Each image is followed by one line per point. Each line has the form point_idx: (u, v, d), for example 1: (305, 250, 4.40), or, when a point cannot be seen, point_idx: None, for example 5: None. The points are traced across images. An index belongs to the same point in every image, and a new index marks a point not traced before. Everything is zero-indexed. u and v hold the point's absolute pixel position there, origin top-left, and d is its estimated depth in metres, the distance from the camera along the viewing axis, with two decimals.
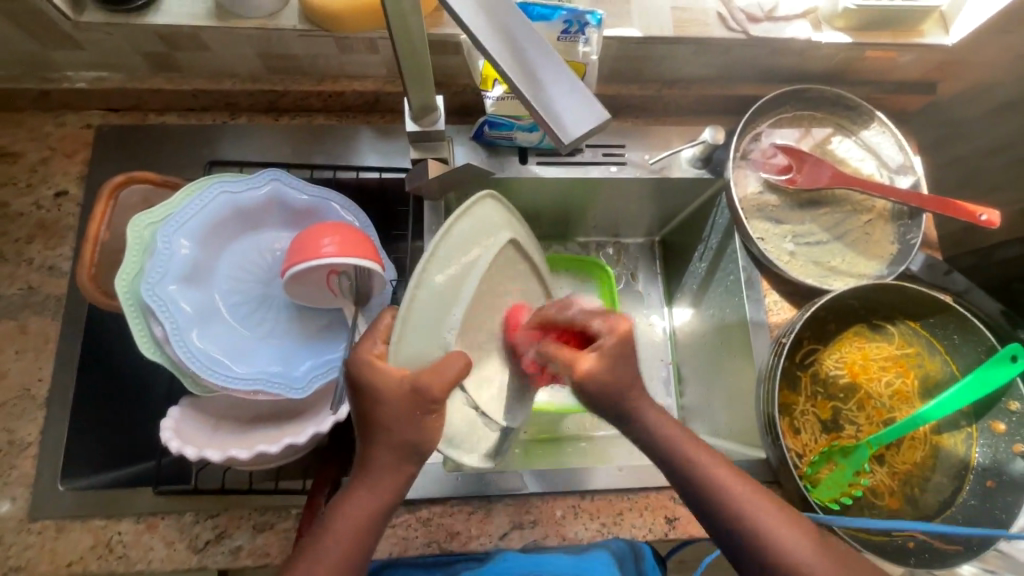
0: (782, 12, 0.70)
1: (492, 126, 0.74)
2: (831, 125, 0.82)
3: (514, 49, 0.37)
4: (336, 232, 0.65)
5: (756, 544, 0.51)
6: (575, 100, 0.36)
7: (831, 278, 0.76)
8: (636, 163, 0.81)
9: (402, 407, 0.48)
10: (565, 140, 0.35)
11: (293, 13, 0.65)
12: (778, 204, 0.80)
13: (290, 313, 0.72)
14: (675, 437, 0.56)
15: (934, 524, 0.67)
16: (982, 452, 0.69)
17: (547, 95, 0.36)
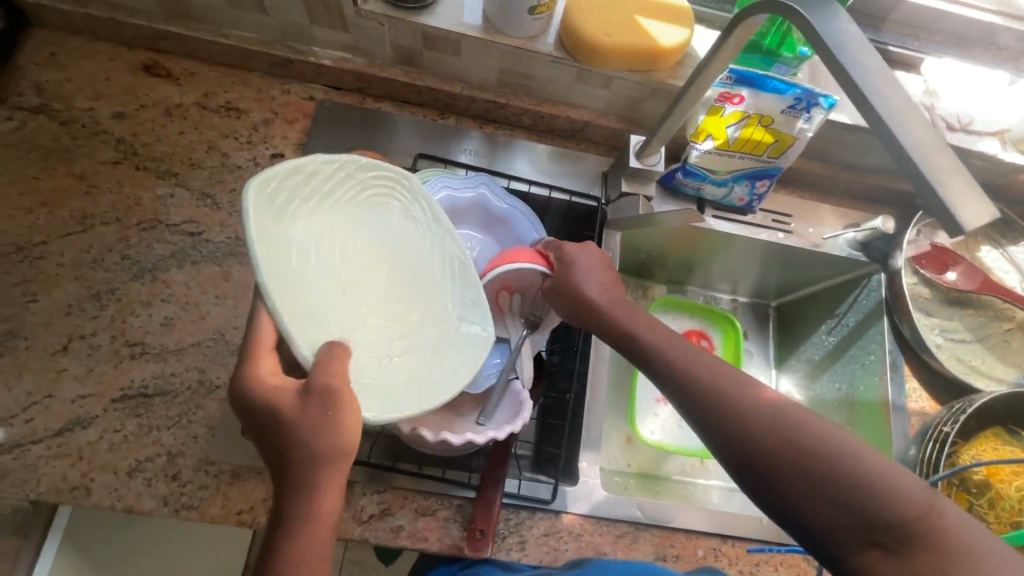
0: (978, 127, 0.76)
1: (687, 173, 0.79)
2: (982, 236, 0.88)
3: (906, 126, 0.39)
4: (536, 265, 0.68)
5: (824, 490, 0.44)
6: (969, 192, 0.38)
7: (973, 376, 0.81)
8: (800, 233, 0.87)
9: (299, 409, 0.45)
10: (964, 227, 0.37)
11: (550, 40, 0.71)
12: (928, 296, 0.85)
13: None
14: (710, 391, 0.51)
15: None
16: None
17: (944, 185, 0.38)
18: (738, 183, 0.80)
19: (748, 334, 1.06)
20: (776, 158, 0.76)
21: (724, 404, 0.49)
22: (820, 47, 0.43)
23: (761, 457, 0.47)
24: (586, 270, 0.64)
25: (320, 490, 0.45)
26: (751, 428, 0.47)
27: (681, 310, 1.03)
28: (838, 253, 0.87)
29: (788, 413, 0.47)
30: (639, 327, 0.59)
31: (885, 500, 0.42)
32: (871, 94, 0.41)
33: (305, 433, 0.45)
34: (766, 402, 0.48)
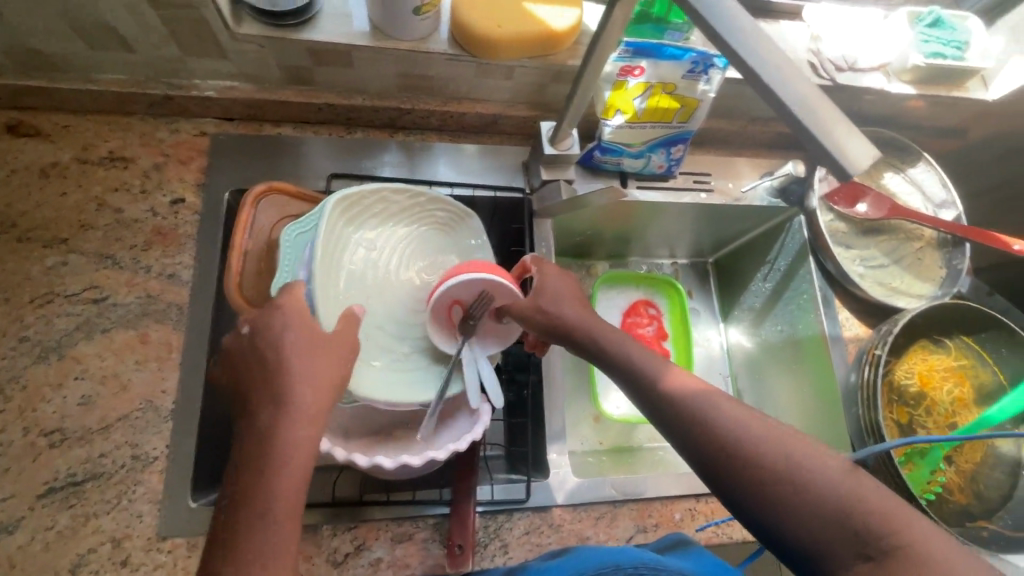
0: (861, 64, 0.80)
1: (604, 151, 0.80)
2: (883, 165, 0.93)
3: (785, 80, 0.40)
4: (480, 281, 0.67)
5: (778, 491, 0.48)
6: (852, 137, 0.39)
7: (896, 296, 0.86)
8: (720, 189, 0.90)
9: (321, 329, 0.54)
10: (852, 173, 0.38)
11: (442, 38, 0.69)
12: (845, 230, 0.89)
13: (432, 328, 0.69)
14: (680, 394, 0.55)
15: (1001, 516, 0.76)
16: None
17: (829, 136, 0.39)
18: (654, 152, 0.82)
19: (693, 294, 1.11)
20: (685, 122, 0.78)
21: (710, 425, 0.52)
22: (696, 14, 0.43)
23: (724, 459, 0.51)
24: (562, 292, 0.65)
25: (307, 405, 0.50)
26: (716, 432, 0.52)
27: (624, 283, 1.05)
28: (760, 203, 0.90)
29: (771, 434, 0.51)
30: (622, 351, 0.60)
31: (834, 499, 0.47)
32: (750, 54, 0.41)
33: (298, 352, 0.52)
34: (749, 422, 0.52)
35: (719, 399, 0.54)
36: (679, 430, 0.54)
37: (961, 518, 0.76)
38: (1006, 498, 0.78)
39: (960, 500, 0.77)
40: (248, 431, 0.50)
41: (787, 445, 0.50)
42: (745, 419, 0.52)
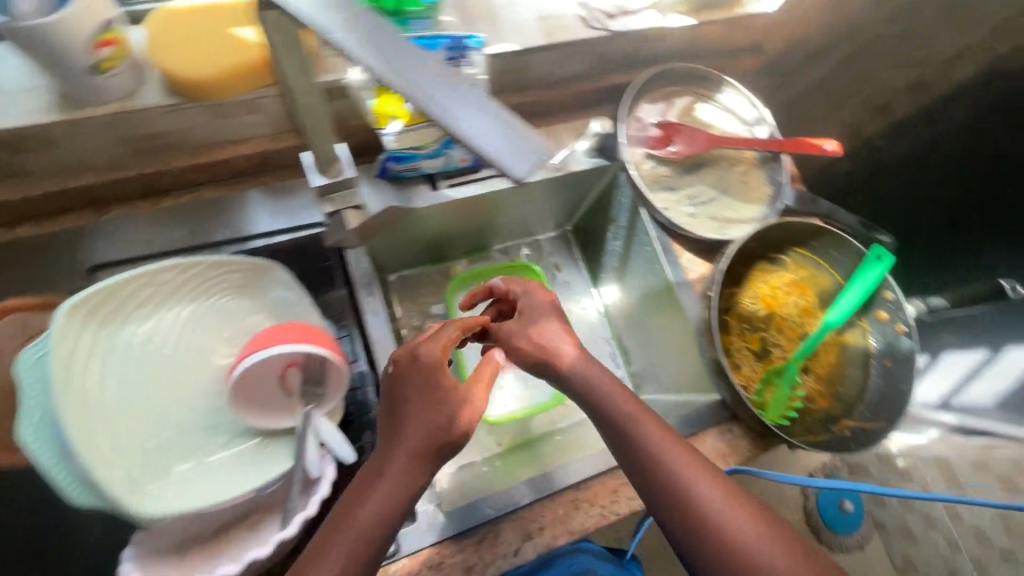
0: (630, 6, 0.78)
1: (396, 161, 0.74)
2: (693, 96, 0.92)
3: (449, 105, 0.44)
4: (292, 333, 0.65)
5: (687, 508, 0.58)
6: (515, 142, 0.45)
7: (729, 227, 0.87)
8: (538, 164, 0.85)
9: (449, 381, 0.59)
10: (522, 176, 0.44)
11: (154, 90, 0.61)
12: (669, 173, 0.89)
13: (266, 399, 0.66)
14: (633, 414, 0.64)
15: (862, 410, 0.79)
16: (879, 342, 0.82)
17: (494, 141, 0.44)
18: (451, 148, 0.76)
19: (560, 267, 1.10)
20: None
21: (661, 462, 0.60)
22: (334, 46, 0.43)
23: (648, 472, 0.60)
24: (535, 318, 0.72)
25: (371, 496, 0.54)
26: (646, 454, 0.61)
27: (482, 278, 1.02)
28: (583, 167, 0.86)
29: (703, 471, 0.60)
30: (597, 386, 0.67)
31: (726, 528, 0.56)
32: (415, 84, 0.44)
33: (453, 400, 0.58)
34: (692, 461, 0.60)
35: (674, 441, 0.62)
36: (618, 445, 0.63)
37: (826, 424, 0.79)
38: (863, 391, 0.81)
39: (823, 406, 0.81)
40: (335, 517, 0.54)
41: (700, 478, 0.59)
42: (674, 449, 0.61)
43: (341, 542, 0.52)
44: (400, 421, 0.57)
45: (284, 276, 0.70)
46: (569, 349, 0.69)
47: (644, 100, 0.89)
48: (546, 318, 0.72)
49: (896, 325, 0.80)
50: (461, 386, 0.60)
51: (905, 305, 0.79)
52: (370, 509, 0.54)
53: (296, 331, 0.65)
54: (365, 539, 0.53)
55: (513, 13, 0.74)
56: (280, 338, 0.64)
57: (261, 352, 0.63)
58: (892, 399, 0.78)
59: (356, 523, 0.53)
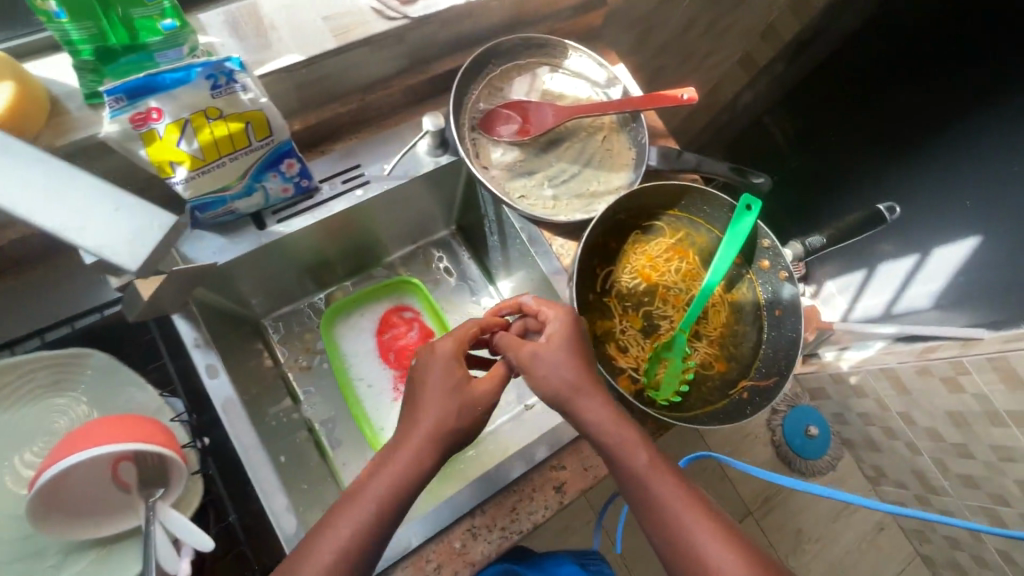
0: None
1: (201, 209, 0.67)
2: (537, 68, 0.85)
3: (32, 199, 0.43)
4: (109, 434, 0.56)
5: (668, 524, 0.54)
6: (127, 234, 0.46)
7: (595, 202, 0.81)
8: (379, 176, 0.78)
9: (442, 388, 0.58)
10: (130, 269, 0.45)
11: None
12: (522, 157, 0.82)
13: (95, 501, 0.59)
14: (612, 426, 0.58)
15: (758, 367, 0.76)
16: (767, 291, 0.78)
17: (95, 234, 0.44)
18: (264, 180, 0.69)
19: (452, 270, 1.05)
20: (269, 136, 0.65)
21: (647, 486, 0.55)
22: None
23: (633, 478, 0.56)
24: (571, 339, 0.63)
25: (346, 519, 0.51)
26: (629, 466, 0.57)
27: (364, 302, 0.96)
28: (427, 168, 0.80)
29: (693, 501, 0.55)
30: (577, 400, 0.60)
31: (710, 554, 0.52)
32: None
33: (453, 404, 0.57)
34: (679, 487, 0.56)
35: (658, 458, 0.57)
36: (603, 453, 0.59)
37: (724, 389, 0.76)
38: (757, 345, 0.77)
39: (719, 371, 0.77)
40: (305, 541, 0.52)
41: (683, 501, 0.55)
42: (658, 468, 0.56)
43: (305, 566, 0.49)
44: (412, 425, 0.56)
45: (99, 359, 0.65)
46: (571, 370, 0.61)
47: (480, 83, 0.82)
48: (570, 341, 0.63)
49: (779, 273, 0.76)
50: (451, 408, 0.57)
51: (784, 250, 0.76)
52: (343, 532, 0.51)
53: (113, 432, 0.56)
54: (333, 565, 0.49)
55: (293, 19, 0.66)
56: (93, 442, 0.55)
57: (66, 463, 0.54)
58: (781, 352, 0.75)
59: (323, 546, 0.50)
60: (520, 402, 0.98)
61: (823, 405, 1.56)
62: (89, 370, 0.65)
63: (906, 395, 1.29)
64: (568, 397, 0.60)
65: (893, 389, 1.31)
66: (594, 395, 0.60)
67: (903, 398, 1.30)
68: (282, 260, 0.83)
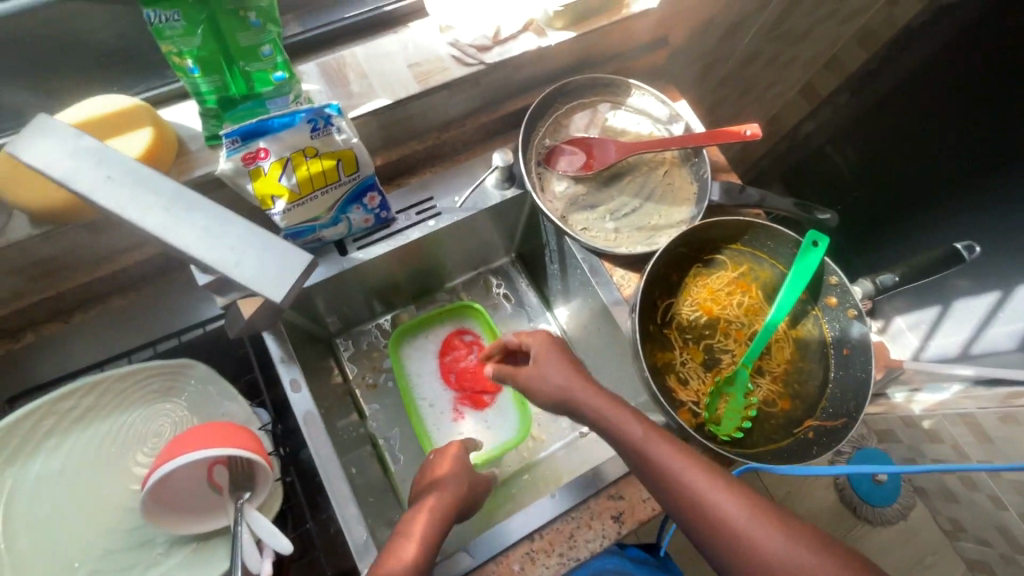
0: (504, 33, 0.75)
1: (293, 237, 0.74)
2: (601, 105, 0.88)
3: (188, 222, 0.41)
4: (206, 437, 0.62)
5: (698, 511, 0.55)
6: (277, 261, 0.41)
7: (656, 235, 0.83)
8: (450, 208, 0.83)
9: (454, 467, 0.74)
10: (277, 298, 0.40)
11: (20, 221, 0.61)
12: (585, 191, 0.85)
13: (193, 500, 0.65)
14: (626, 426, 0.62)
15: (824, 407, 0.74)
16: (835, 330, 0.76)
17: (242, 268, 0.41)
18: (349, 212, 0.76)
19: (510, 296, 1.08)
20: (356, 171, 0.72)
21: (668, 469, 0.58)
22: (55, 181, 0.41)
23: (651, 476, 0.59)
24: (552, 364, 0.71)
25: (399, 544, 0.62)
26: (651, 455, 0.60)
27: (427, 325, 1.00)
28: (495, 200, 0.85)
29: (715, 477, 0.56)
30: (578, 398, 0.67)
31: (744, 536, 0.53)
32: (144, 214, 0.41)
33: (456, 475, 0.73)
34: (697, 466, 0.57)
35: (666, 441, 0.60)
36: (623, 450, 0.62)
37: (788, 428, 0.75)
38: (824, 385, 0.75)
39: (783, 408, 0.76)
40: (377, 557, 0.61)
41: (707, 485, 0.56)
42: (678, 455, 0.59)
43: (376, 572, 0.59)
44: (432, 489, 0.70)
45: (200, 369, 0.71)
46: (564, 382, 0.69)
47: (547, 121, 0.86)
48: (550, 357, 0.72)
49: (847, 310, 0.75)
50: (455, 475, 0.73)
51: (853, 288, 0.75)
52: (401, 553, 0.60)
53: (210, 438, 0.62)
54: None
55: (382, 67, 0.72)
56: (193, 444, 0.61)
57: (173, 461, 0.60)
58: (851, 394, 0.73)
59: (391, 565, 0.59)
60: (574, 428, 0.99)
61: None
62: (191, 379, 0.71)
63: None
64: (569, 403, 0.68)
65: None
66: (585, 396, 0.67)
67: None
68: (357, 284, 0.90)
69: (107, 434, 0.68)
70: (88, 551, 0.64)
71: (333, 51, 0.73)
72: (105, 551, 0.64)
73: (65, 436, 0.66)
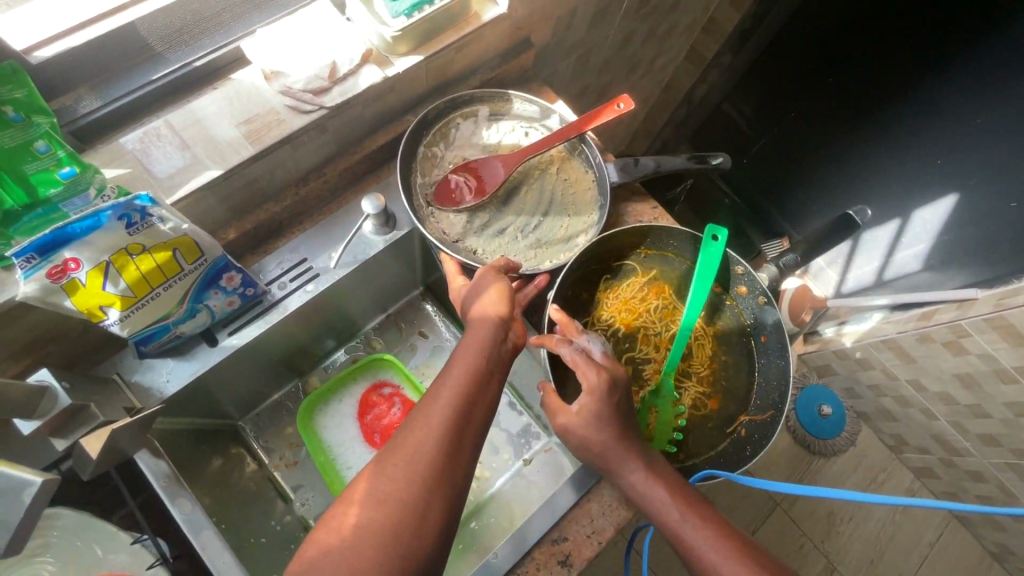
0: (342, 69, 0.67)
1: (145, 342, 0.65)
2: (470, 123, 0.81)
3: None
4: None
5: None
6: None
7: (573, 236, 0.77)
8: (329, 266, 0.76)
9: (490, 322, 0.63)
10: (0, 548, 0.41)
11: None
12: (487, 218, 0.79)
13: None
14: (647, 481, 0.60)
15: (754, 400, 0.74)
16: (750, 320, 0.76)
17: None
18: (206, 298, 0.67)
19: (427, 331, 1.01)
20: (201, 257, 0.63)
21: (681, 537, 0.57)
22: None
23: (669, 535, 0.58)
24: (587, 432, 0.61)
25: (379, 479, 0.49)
26: (666, 514, 0.58)
27: (342, 386, 0.94)
28: (377, 248, 0.78)
29: (739, 557, 0.53)
30: (621, 467, 0.61)
31: None
32: None
33: (489, 333, 0.62)
34: (718, 536, 0.56)
35: (692, 506, 0.58)
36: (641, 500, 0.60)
37: (722, 426, 0.74)
38: (750, 375, 0.75)
39: (713, 409, 0.75)
40: (348, 496, 0.49)
41: (713, 552, 0.54)
42: (694, 519, 0.57)
43: (347, 519, 0.47)
44: (460, 382, 0.56)
45: (66, 517, 0.63)
46: (597, 441, 0.61)
47: (419, 155, 0.79)
48: (597, 411, 0.61)
49: (758, 298, 0.74)
50: (494, 323, 0.63)
51: (759, 275, 0.74)
52: (381, 482, 0.49)
53: None
54: (381, 513, 0.47)
55: (206, 132, 0.64)
56: None
57: None
58: (777, 386, 0.72)
59: (353, 513, 0.47)
60: (517, 457, 0.96)
61: (832, 381, 1.53)
62: (51, 532, 0.62)
63: (912, 364, 1.25)
64: (603, 460, 0.62)
65: (898, 358, 1.28)
66: (608, 467, 0.62)
67: (909, 367, 1.27)
68: (248, 368, 0.80)
69: None
70: None
71: (145, 122, 0.64)
72: None
73: None
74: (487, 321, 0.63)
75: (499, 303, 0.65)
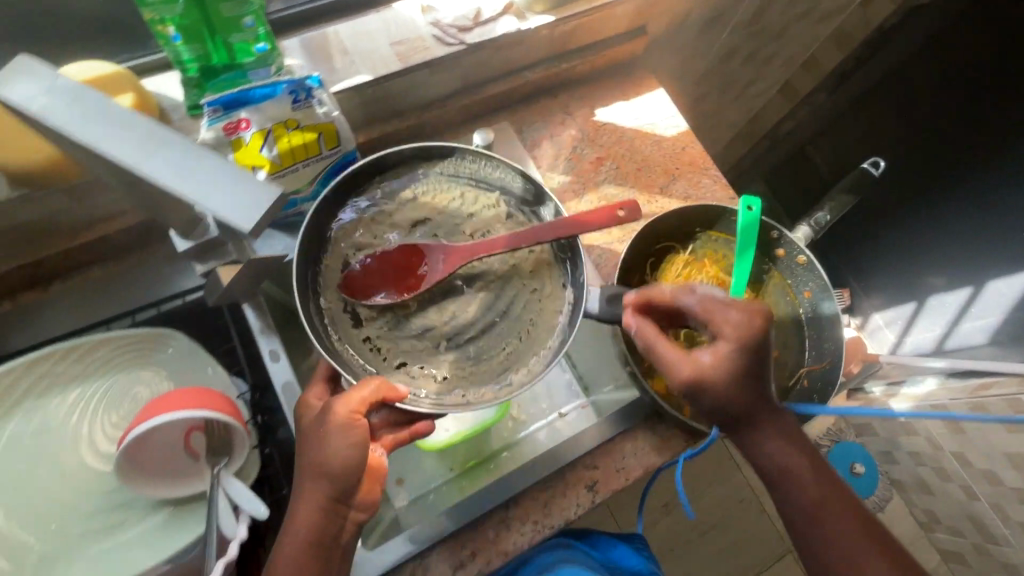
0: (486, 15, 0.77)
1: (275, 209, 0.76)
2: (443, 184, 0.72)
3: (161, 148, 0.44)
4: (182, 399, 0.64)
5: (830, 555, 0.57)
6: (242, 192, 0.44)
7: (512, 368, 0.66)
8: None
9: (323, 495, 0.54)
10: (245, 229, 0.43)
11: None
12: (409, 311, 0.67)
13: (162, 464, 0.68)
14: (792, 456, 0.59)
15: (807, 354, 0.79)
16: (793, 282, 0.80)
17: (215, 205, 0.43)
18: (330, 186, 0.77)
19: None
20: (338, 146, 0.72)
21: (814, 515, 0.58)
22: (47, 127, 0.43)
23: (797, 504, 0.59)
24: (727, 382, 0.58)
25: None
26: (809, 493, 0.58)
27: None
28: None
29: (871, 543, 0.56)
30: (759, 439, 0.59)
31: None
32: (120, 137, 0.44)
33: (323, 508, 0.55)
34: (852, 522, 0.57)
35: (832, 493, 0.59)
36: (776, 477, 0.59)
37: (784, 383, 0.78)
38: (802, 334, 0.79)
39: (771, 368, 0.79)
40: None
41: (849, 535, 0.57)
42: (832, 505, 0.58)
43: None
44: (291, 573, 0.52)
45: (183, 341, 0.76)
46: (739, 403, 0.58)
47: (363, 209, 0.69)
48: (742, 357, 0.58)
49: (797, 258, 0.78)
50: (325, 500, 0.55)
51: (794, 237, 0.78)
52: None
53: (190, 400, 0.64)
54: None
55: (363, 44, 0.75)
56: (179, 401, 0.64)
57: (150, 421, 0.62)
58: (827, 333, 0.77)
59: None
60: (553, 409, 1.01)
61: (868, 443, 1.51)
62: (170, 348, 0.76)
63: (960, 435, 1.23)
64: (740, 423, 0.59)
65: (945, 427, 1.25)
66: (745, 430, 0.59)
67: (956, 438, 1.24)
68: None
69: (89, 397, 0.74)
70: (76, 509, 0.70)
71: (317, 28, 0.75)
72: (100, 511, 0.70)
73: (55, 396, 0.73)
74: (323, 492, 0.55)
75: (346, 463, 0.55)
